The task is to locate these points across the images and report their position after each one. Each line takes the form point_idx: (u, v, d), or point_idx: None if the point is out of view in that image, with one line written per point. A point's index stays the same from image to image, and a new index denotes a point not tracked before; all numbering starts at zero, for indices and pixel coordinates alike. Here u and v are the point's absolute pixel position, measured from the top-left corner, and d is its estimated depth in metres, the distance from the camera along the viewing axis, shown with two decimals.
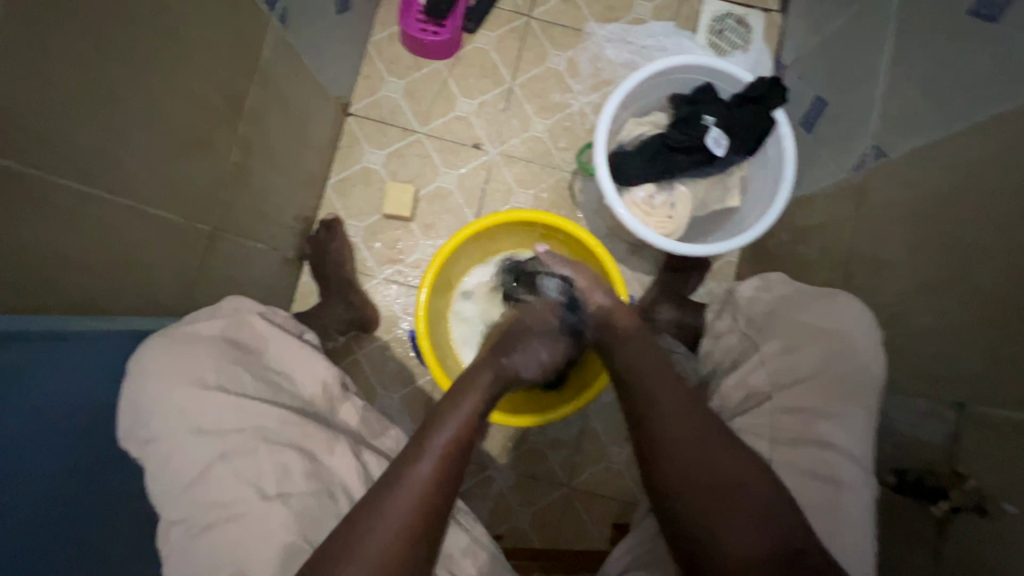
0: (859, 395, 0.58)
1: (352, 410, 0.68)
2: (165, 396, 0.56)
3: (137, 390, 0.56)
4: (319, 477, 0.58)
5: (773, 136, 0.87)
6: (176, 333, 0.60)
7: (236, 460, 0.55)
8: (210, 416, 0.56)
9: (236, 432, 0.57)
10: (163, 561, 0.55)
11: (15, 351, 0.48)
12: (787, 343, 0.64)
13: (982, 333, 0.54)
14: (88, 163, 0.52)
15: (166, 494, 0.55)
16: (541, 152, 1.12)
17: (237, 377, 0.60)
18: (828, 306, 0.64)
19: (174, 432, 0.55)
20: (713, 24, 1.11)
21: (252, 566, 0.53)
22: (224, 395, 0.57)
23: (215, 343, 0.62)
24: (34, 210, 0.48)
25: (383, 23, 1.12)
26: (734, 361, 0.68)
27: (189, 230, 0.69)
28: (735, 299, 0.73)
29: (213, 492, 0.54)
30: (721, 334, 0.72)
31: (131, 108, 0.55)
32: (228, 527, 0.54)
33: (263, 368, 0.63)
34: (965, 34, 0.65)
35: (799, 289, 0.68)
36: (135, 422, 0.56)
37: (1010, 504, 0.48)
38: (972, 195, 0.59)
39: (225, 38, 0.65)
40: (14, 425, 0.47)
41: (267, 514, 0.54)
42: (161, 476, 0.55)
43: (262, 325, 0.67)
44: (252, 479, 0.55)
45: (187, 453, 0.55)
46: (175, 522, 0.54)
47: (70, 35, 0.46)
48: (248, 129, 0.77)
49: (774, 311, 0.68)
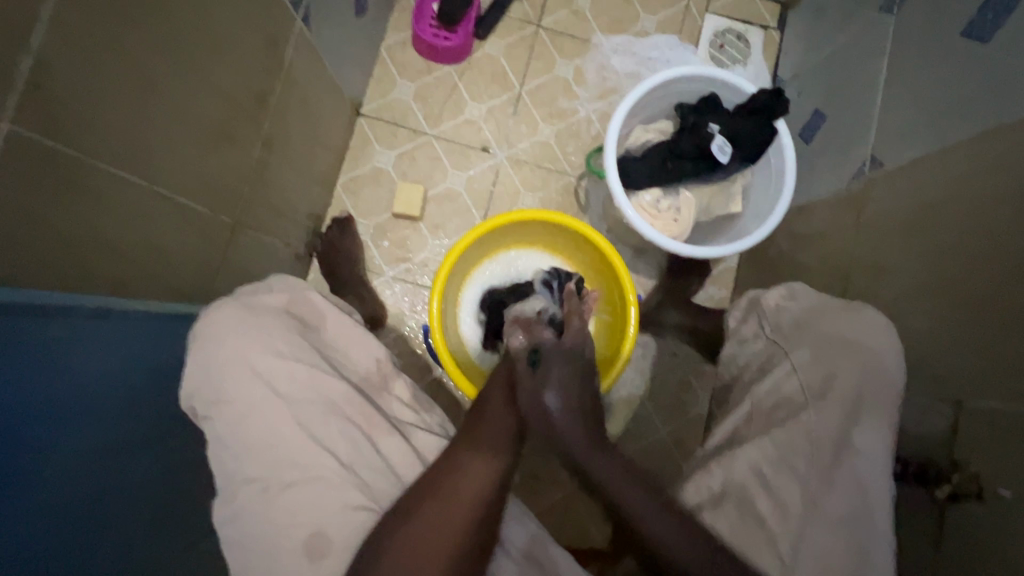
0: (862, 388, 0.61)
1: (404, 387, 0.70)
2: (241, 361, 0.58)
3: (215, 354, 0.58)
4: (383, 449, 0.61)
5: (775, 146, 0.91)
6: (241, 303, 0.63)
7: (309, 425, 0.57)
8: (285, 383, 0.58)
9: (306, 400, 0.58)
10: (229, 524, 0.55)
11: (61, 325, 0.49)
12: (814, 349, 0.67)
13: (977, 331, 0.58)
14: (125, 150, 0.53)
15: (239, 456, 0.56)
16: (548, 156, 1.14)
17: (305, 349, 0.62)
18: (857, 318, 0.66)
19: (251, 396, 0.57)
20: (715, 39, 1.16)
21: (329, 528, 0.54)
22: (298, 364, 0.59)
23: (281, 315, 0.64)
24: (74, 193, 0.49)
25: (395, 27, 1.15)
26: (761, 365, 0.73)
27: (212, 219, 0.71)
28: (761, 305, 0.77)
29: (294, 455, 0.56)
30: (748, 340, 0.78)
31: (169, 99, 0.56)
32: (306, 487, 0.55)
33: (320, 343, 0.66)
34: (958, 53, 0.69)
35: (824, 298, 0.72)
36: (210, 386, 0.57)
37: (1006, 489, 0.51)
38: (967, 202, 0.62)
39: (255, 35, 0.67)
40: (57, 400, 0.48)
41: (342, 479, 0.56)
42: (234, 439, 0.56)
43: (319, 301, 0.70)
44: (327, 445, 0.57)
45: (265, 416, 0.56)
46: (251, 482, 0.55)
47: (118, 25, 0.47)
48: (271, 124, 0.79)
49: (802, 320, 0.72)
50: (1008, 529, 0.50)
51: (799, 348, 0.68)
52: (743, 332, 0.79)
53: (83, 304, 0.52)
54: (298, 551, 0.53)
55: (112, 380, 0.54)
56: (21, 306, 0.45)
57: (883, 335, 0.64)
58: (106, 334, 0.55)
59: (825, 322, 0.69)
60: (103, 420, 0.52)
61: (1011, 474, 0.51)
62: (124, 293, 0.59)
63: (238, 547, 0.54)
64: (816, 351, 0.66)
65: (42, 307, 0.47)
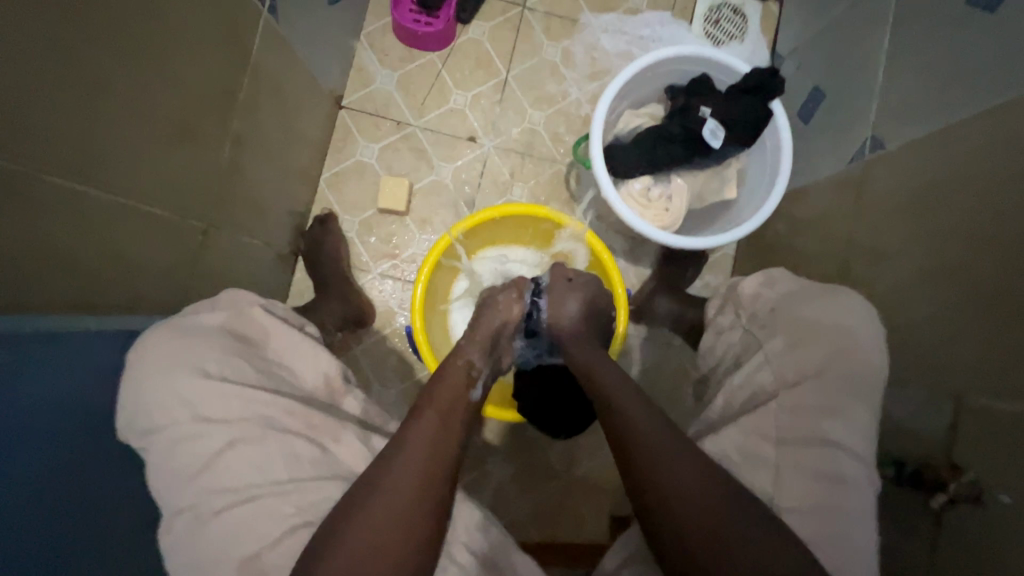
0: (853, 387, 0.58)
1: (354, 401, 0.69)
2: (169, 384, 0.56)
3: (139, 380, 0.57)
4: (327, 465, 0.59)
5: (770, 128, 0.87)
6: (175, 324, 0.61)
7: (243, 448, 0.56)
8: (214, 406, 0.57)
9: (242, 421, 0.57)
10: (165, 552, 0.54)
11: (9, 352, 0.48)
12: (789, 339, 0.63)
13: (981, 325, 0.54)
14: (77, 161, 0.51)
15: (174, 485, 0.55)
16: (536, 144, 1.11)
17: (240, 366, 0.61)
18: (833, 304, 0.64)
19: (180, 420, 0.56)
20: (709, 14, 1.10)
21: (259, 553, 0.53)
22: (230, 385, 0.58)
23: (218, 334, 0.63)
24: (19, 210, 0.47)
25: (375, 14, 1.11)
26: (737, 358, 0.69)
27: (180, 227, 0.68)
28: (738, 294, 0.74)
29: (225, 479, 0.55)
30: (725, 331, 0.75)
31: (122, 105, 0.54)
32: (236, 514, 0.54)
33: (264, 360, 0.64)
34: (964, 24, 0.65)
35: (802, 284, 0.69)
36: (137, 413, 0.56)
37: (1006, 495, 0.48)
38: (971, 187, 0.59)
39: (216, 28, 0.64)
40: (10, 427, 0.46)
41: (279, 500, 0.55)
42: (167, 465, 0.55)
43: (263, 317, 0.68)
44: (259, 468, 0.56)
45: (195, 441, 0.55)
46: (182, 511, 0.54)
47: (56, 27, 0.44)
48: (241, 124, 0.76)
49: (777, 308, 0.68)
50: (1009, 534, 0.47)
51: (775, 336, 0.65)
52: (721, 323, 0.76)
53: (26, 330, 0.50)
54: None
55: (66, 402, 0.53)
56: None
57: (878, 335, 0.61)
58: (58, 360, 0.53)
59: (807, 310, 0.65)
60: (59, 441, 0.51)
61: (1012, 479, 0.48)
62: (80, 312, 0.57)
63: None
64: (791, 338, 0.63)
65: None
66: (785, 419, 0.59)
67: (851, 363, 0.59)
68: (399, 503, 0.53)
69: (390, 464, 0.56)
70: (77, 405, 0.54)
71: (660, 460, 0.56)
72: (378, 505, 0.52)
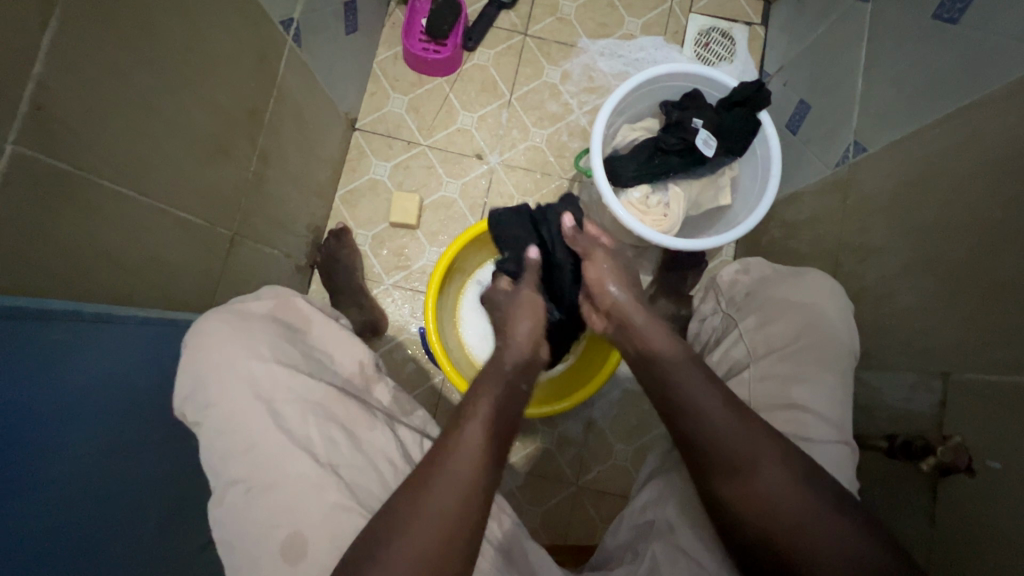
0: (829, 362, 0.64)
1: (384, 389, 0.74)
2: (224, 365, 0.61)
3: (196, 357, 0.61)
4: (361, 450, 0.62)
5: (759, 136, 0.92)
6: (230, 309, 0.66)
7: (287, 428, 0.59)
8: (267, 385, 0.61)
9: (289, 402, 0.61)
10: (213, 521, 0.58)
11: (69, 328, 0.52)
12: (761, 318, 0.70)
13: (960, 305, 0.58)
14: (126, 168, 0.56)
15: (221, 461, 0.59)
16: (539, 161, 1.17)
17: (285, 349, 0.65)
18: (799, 282, 0.71)
19: (232, 398, 0.59)
20: (700, 38, 1.18)
21: (304, 528, 0.56)
22: (280, 367, 0.62)
23: (267, 322, 0.67)
24: (79, 208, 0.52)
25: (387, 43, 1.18)
26: (717, 339, 0.75)
27: (212, 233, 0.74)
28: (717, 283, 0.80)
29: (268, 457, 0.58)
30: (707, 317, 0.80)
31: (166, 118, 0.60)
32: (279, 488, 0.57)
33: (306, 346, 0.69)
34: (929, 35, 0.70)
35: (772, 270, 0.75)
36: (194, 391, 0.61)
37: (994, 460, 0.52)
38: (945, 179, 0.63)
39: (249, 52, 0.71)
40: (64, 403, 0.51)
41: (322, 481, 0.58)
42: (216, 440, 0.59)
43: (304, 306, 0.73)
44: (303, 445, 0.59)
45: (245, 418, 0.59)
46: (232, 484, 0.58)
47: (113, 47, 0.50)
48: (267, 142, 0.82)
49: (752, 292, 0.74)
50: (1002, 500, 0.51)
51: (748, 315, 0.71)
52: (703, 310, 0.81)
53: (86, 310, 0.54)
54: (274, 556, 0.55)
55: (112, 384, 0.57)
56: (30, 309, 0.48)
57: (842, 313, 0.68)
58: (106, 346, 0.57)
59: (777, 291, 0.71)
60: (99, 425, 0.54)
61: (1002, 445, 0.51)
62: (124, 302, 0.61)
63: (226, 548, 0.57)
64: (761, 317, 0.70)
65: (44, 311, 0.49)
66: (766, 396, 0.64)
67: (831, 340, 0.65)
68: (437, 522, 0.50)
69: (434, 476, 0.53)
70: (123, 386, 0.59)
71: (730, 447, 0.55)
72: (419, 517, 0.50)
